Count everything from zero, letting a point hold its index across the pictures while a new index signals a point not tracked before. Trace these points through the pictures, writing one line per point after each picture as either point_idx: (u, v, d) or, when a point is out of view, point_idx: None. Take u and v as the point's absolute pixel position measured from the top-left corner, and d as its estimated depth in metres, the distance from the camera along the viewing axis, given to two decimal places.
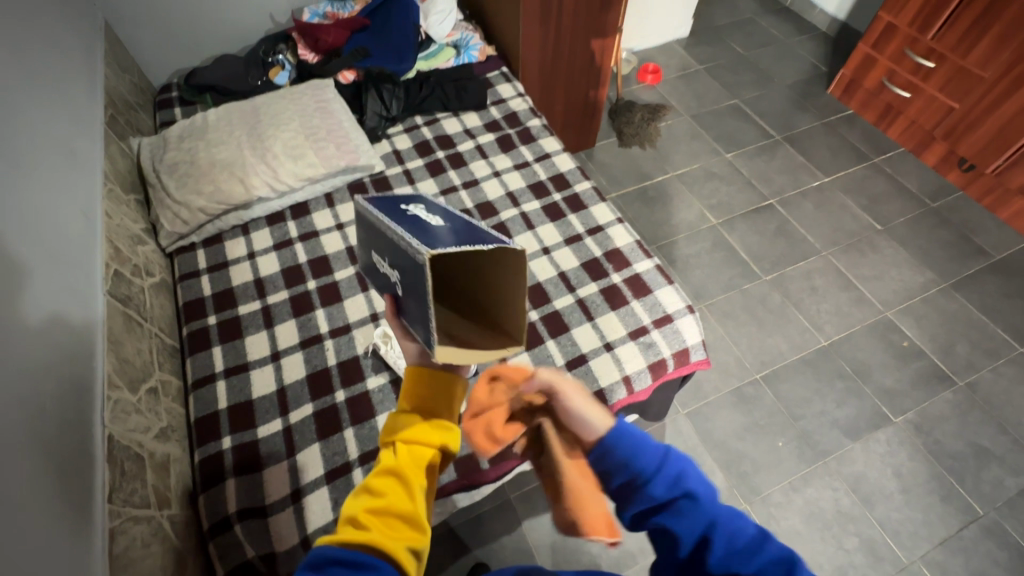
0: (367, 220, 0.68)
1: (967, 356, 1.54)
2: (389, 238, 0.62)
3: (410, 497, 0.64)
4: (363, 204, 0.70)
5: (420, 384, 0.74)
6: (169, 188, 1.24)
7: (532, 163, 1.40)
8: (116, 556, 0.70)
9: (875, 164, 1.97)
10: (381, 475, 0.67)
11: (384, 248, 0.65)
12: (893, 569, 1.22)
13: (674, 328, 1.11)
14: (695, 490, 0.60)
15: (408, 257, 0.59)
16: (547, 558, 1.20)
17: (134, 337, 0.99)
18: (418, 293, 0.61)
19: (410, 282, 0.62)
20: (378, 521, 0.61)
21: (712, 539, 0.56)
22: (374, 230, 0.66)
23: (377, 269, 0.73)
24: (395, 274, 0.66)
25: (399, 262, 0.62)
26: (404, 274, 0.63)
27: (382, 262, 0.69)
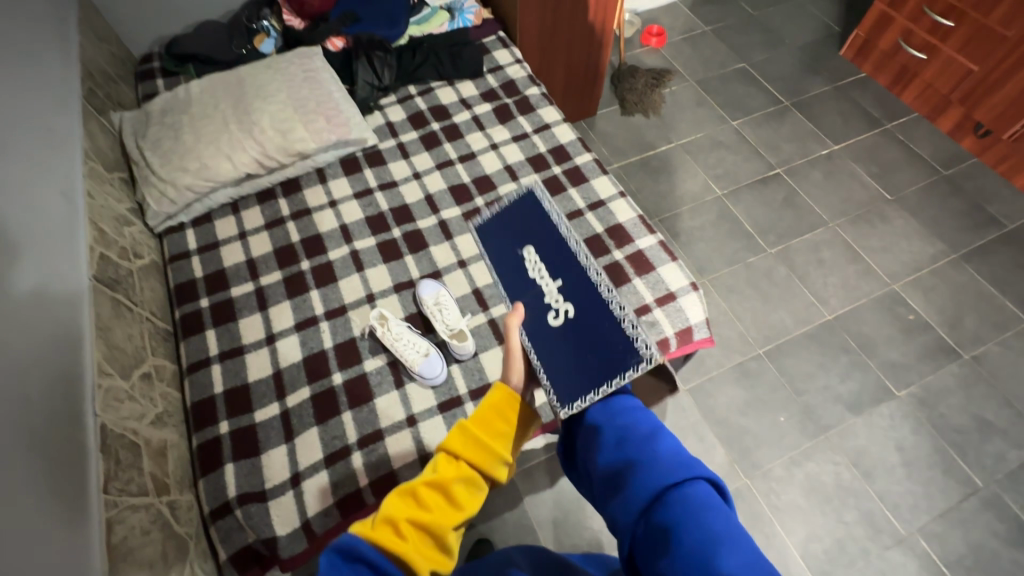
0: (564, 241, 0.73)
1: (974, 329, 1.51)
2: (602, 291, 0.67)
3: (450, 520, 0.62)
4: (563, 227, 0.74)
5: (503, 412, 0.70)
6: (154, 165, 1.19)
7: (531, 135, 1.34)
8: (114, 546, 0.70)
9: (887, 131, 1.90)
10: (432, 483, 0.65)
11: (575, 283, 0.70)
12: (892, 541, 1.23)
13: (677, 306, 1.09)
14: None
15: (621, 336, 0.64)
16: (549, 533, 1.21)
17: (124, 323, 0.96)
18: (595, 353, 0.66)
19: (595, 340, 0.66)
20: (417, 534, 0.61)
21: (597, 402, 0.69)
22: (572, 261, 0.71)
23: (524, 272, 0.77)
24: (564, 308, 0.70)
25: (594, 316, 0.67)
26: (587, 327, 0.67)
27: (547, 279, 0.74)
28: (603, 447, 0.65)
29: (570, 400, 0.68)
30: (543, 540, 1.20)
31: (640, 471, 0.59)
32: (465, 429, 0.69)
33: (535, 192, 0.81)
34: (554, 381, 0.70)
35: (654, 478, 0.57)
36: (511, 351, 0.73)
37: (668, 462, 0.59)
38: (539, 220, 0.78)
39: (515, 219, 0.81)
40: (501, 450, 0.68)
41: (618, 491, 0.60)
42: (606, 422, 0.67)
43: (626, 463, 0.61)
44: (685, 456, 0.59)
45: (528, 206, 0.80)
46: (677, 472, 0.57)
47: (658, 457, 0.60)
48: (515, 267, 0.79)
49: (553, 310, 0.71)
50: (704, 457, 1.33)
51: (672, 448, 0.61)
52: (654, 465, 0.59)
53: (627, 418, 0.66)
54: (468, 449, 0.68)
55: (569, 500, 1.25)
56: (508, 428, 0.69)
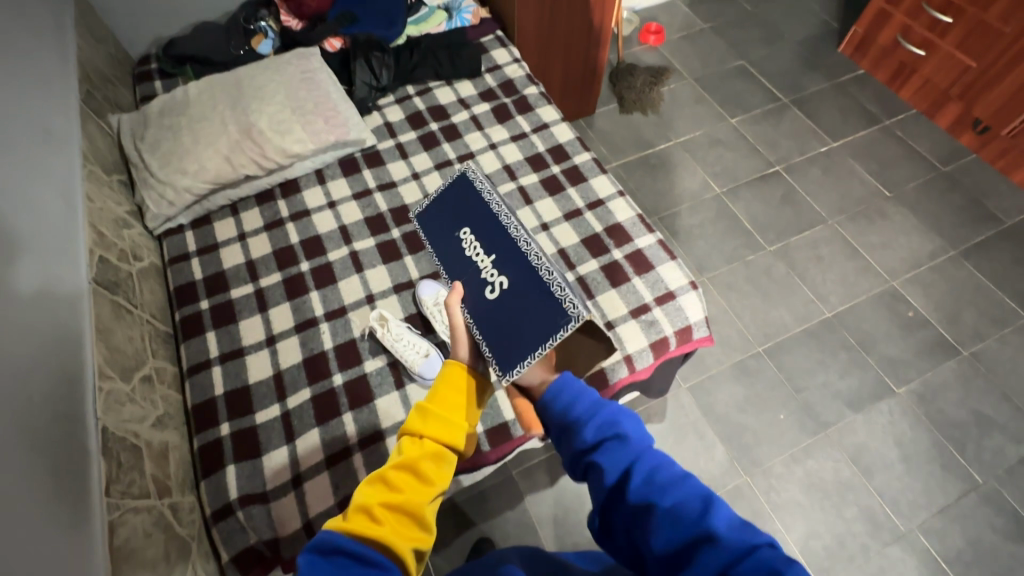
0: (496, 219, 0.77)
1: (974, 325, 1.52)
2: (532, 258, 0.72)
3: (423, 496, 0.63)
4: (496, 205, 0.79)
5: (456, 383, 0.70)
6: (153, 167, 1.19)
7: (530, 135, 1.34)
8: (116, 548, 0.70)
9: (886, 127, 1.90)
10: (400, 465, 0.65)
11: (507, 256, 0.74)
12: (891, 538, 1.24)
13: (677, 305, 1.09)
14: (627, 431, 0.65)
15: (552, 297, 0.68)
16: (549, 531, 1.22)
17: (125, 326, 0.97)
18: (529, 316, 0.69)
19: (527, 305, 0.70)
20: (392, 517, 0.60)
21: (634, 472, 0.60)
22: (505, 235, 0.75)
23: (461, 253, 0.79)
24: (499, 280, 0.73)
25: (527, 282, 0.71)
26: (520, 295, 0.71)
27: (483, 255, 0.77)
28: (654, 526, 0.56)
29: (510, 364, 0.69)
30: (543, 538, 1.21)
31: (711, 555, 0.52)
32: (424, 409, 0.69)
33: (469, 175, 0.84)
34: (495, 352, 0.71)
35: (726, 558, 0.51)
36: (455, 330, 0.74)
37: (736, 536, 0.53)
38: (474, 202, 0.81)
39: (452, 203, 0.84)
40: (460, 419, 0.68)
41: None
42: (654, 500, 0.58)
43: (691, 547, 0.53)
44: (754, 530, 0.53)
45: (463, 188, 0.83)
46: (751, 546, 0.51)
47: (722, 532, 0.53)
48: (452, 249, 0.81)
49: (489, 284, 0.74)
50: (704, 454, 1.33)
51: (729, 515, 0.55)
52: (725, 544, 0.52)
53: (675, 488, 0.58)
54: (429, 426, 0.68)
55: (568, 498, 1.25)
56: (464, 397, 0.70)
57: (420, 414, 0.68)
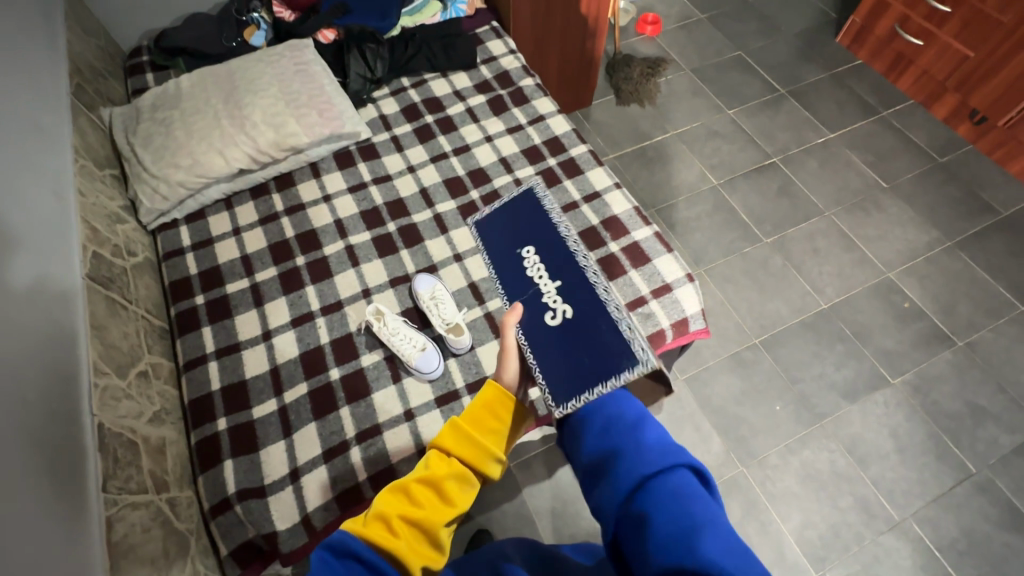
0: (565, 244, 0.74)
1: (969, 316, 1.52)
2: (601, 293, 0.68)
3: (442, 517, 0.63)
4: (563, 229, 0.75)
5: (493, 408, 0.69)
6: (146, 161, 1.18)
7: (526, 127, 1.34)
8: (115, 544, 0.70)
9: (883, 118, 1.89)
10: (424, 480, 0.65)
11: (573, 283, 0.70)
12: (886, 527, 1.25)
13: (673, 298, 1.09)
14: None
15: (621, 339, 0.64)
16: (547, 523, 1.22)
17: (120, 321, 0.96)
18: (591, 352, 0.66)
19: (590, 340, 0.67)
20: (408, 531, 0.61)
21: None
22: (573, 262, 0.72)
23: (523, 271, 0.76)
24: (562, 308, 0.70)
25: (594, 315, 0.67)
26: (586, 327, 0.67)
27: (546, 278, 0.73)
28: (588, 436, 0.65)
29: (564, 398, 0.66)
30: (541, 530, 1.22)
31: (627, 461, 0.60)
32: (457, 426, 0.69)
33: (537, 194, 0.82)
34: (548, 380, 0.68)
35: (641, 468, 0.58)
36: (506, 350, 0.72)
37: (656, 454, 0.60)
38: (539, 220, 0.79)
39: (515, 218, 0.82)
40: (492, 445, 0.68)
41: (604, 481, 0.60)
42: (592, 408, 0.66)
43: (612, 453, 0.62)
44: (673, 447, 0.60)
45: (530, 206, 0.81)
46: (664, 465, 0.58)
47: (645, 450, 0.60)
48: (513, 265, 0.78)
49: (550, 309, 0.71)
50: (700, 446, 1.34)
51: (657, 438, 0.62)
52: (642, 456, 0.60)
53: (612, 405, 0.66)
54: (459, 446, 0.68)
55: (566, 490, 1.25)
56: (499, 424, 0.69)
57: (453, 432, 0.68)
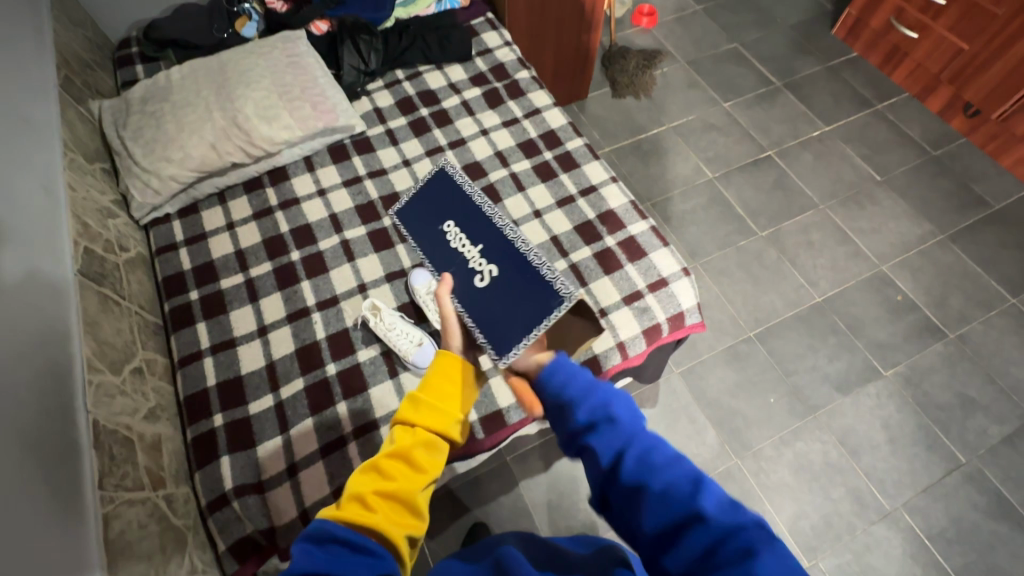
0: (480, 209, 0.77)
1: (960, 308, 1.54)
2: (519, 245, 0.72)
3: (416, 484, 0.65)
4: (478, 195, 0.79)
5: (449, 375, 0.72)
6: (137, 155, 1.17)
7: (521, 120, 1.33)
8: (112, 541, 0.70)
9: (878, 111, 1.90)
10: (393, 454, 0.66)
11: (493, 243, 0.74)
12: (876, 516, 1.27)
13: (669, 292, 1.09)
14: (618, 414, 0.63)
15: (547, 285, 0.69)
16: (544, 515, 1.23)
17: (113, 317, 0.96)
18: (522, 302, 0.70)
19: (520, 292, 0.70)
20: (385, 503, 0.62)
21: (627, 454, 0.59)
22: (490, 224, 0.75)
23: (445, 244, 0.78)
24: (488, 268, 0.73)
25: (518, 267, 0.71)
26: (511, 280, 0.71)
27: (468, 246, 0.76)
28: (647, 508, 0.56)
29: (507, 349, 0.70)
30: (538, 522, 1.23)
31: (700, 534, 0.51)
32: (417, 399, 0.70)
33: (449, 172, 0.83)
34: (489, 339, 0.72)
35: (718, 538, 0.50)
36: (447, 319, 0.74)
37: (726, 516, 0.52)
38: (453, 193, 0.81)
39: (431, 196, 0.83)
40: (453, 408, 0.70)
41: (674, 558, 0.52)
42: (646, 483, 0.57)
43: (679, 528, 0.53)
44: (743, 508, 0.52)
45: (443, 181, 0.83)
46: (738, 525, 0.51)
47: (715, 515, 0.52)
48: (435, 241, 0.79)
49: (477, 273, 0.74)
50: (695, 438, 1.35)
51: (717, 493, 0.54)
52: (712, 526, 0.51)
53: (666, 469, 0.57)
54: (422, 415, 0.70)
55: (563, 483, 1.26)
56: (456, 388, 0.72)
57: (413, 405, 0.70)
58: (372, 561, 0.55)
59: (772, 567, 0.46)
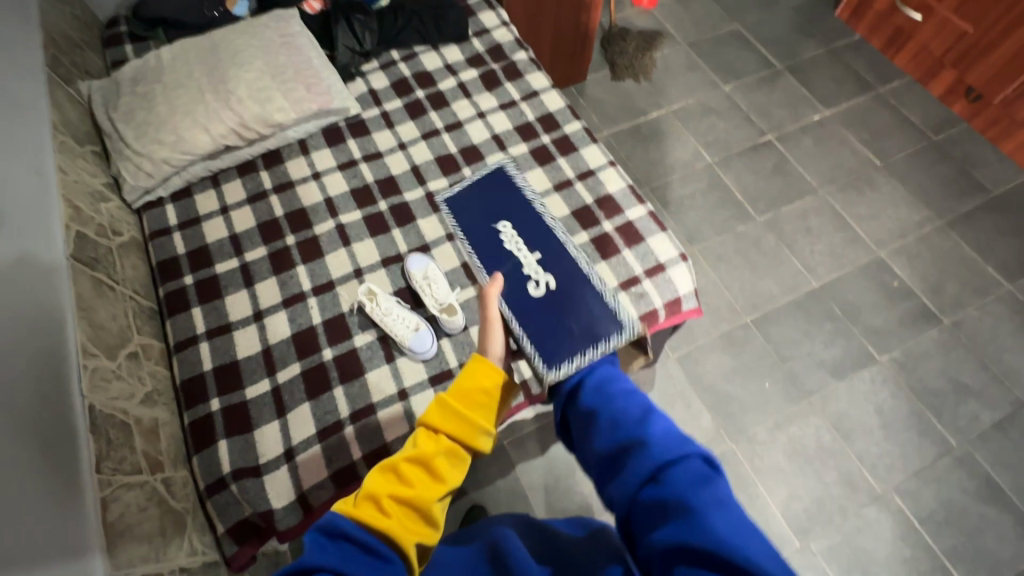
0: (542, 222, 1.03)
1: (956, 294, 1.54)
2: (571, 256, 0.98)
3: (435, 494, 0.64)
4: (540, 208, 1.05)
5: (481, 387, 0.71)
6: (128, 137, 1.15)
7: (519, 103, 1.31)
8: (111, 524, 0.70)
9: (880, 95, 1.88)
10: (414, 458, 0.66)
11: (550, 253, 0.98)
12: (868, 499, 1.29)
13: (666, 278, 1.09)
14: (587, 356, 0.74)
15: (593, 309, 0.91)
16: (540, 498, 1.25)
17: (107, 302, 0.95)
18: (574, 321, 0.89)
19: (568, 301, 0.92)
20: (400, 509, 0.61)
21: (588, 385, 0.70)
22: (549, 233, 1.01)
23: (504, 243, 1.00)
24: (543, 278, 0.94)
25: (569, 275, 0.95)
26: (561, 288, 0.94)
27: (525, 251, 0.98)
28: (598, 430, 0.64)
29: (556, 361, 0.83)
30: (534, 505, 1.24)
31: (637, 453, 0.57)
32: (445, 403, 0.70)
33: (514, 177, 1.08)
34: (537, 349, 0.87)
35: (653, 457, 0.56)
36: (491, 320, 0.82)
37: (664, 443, 0.57)
38: (516, 201, 1.06)
39: (494, 197, 1.07)
40: (481, 419, 0.69)
41: (619, 483, 0.57)
42: (600, 406, 0.66)
43: (622, 449, 0.60)
44: (683, 437, 0.58)
45: (508, 190, 1.06)
46: (676, 455, 0.55)
47: (653, 436, 0.58)
48: (493, 236, 1.01)
49: (533, 282, 0.94)
50: (690, 422, 1.36)
51: (664, 425, 0.60)
52: (650, 449, 0.57)
53: (618, 400, 0.66)
54: (448, 423, 0.69)
55: (559, 466, 1.28)
56: (486, 400, 0.71)
57: (441, 408, 0.70)
58: (381, 565, 0.55)
59: (695, 488, 0.51)
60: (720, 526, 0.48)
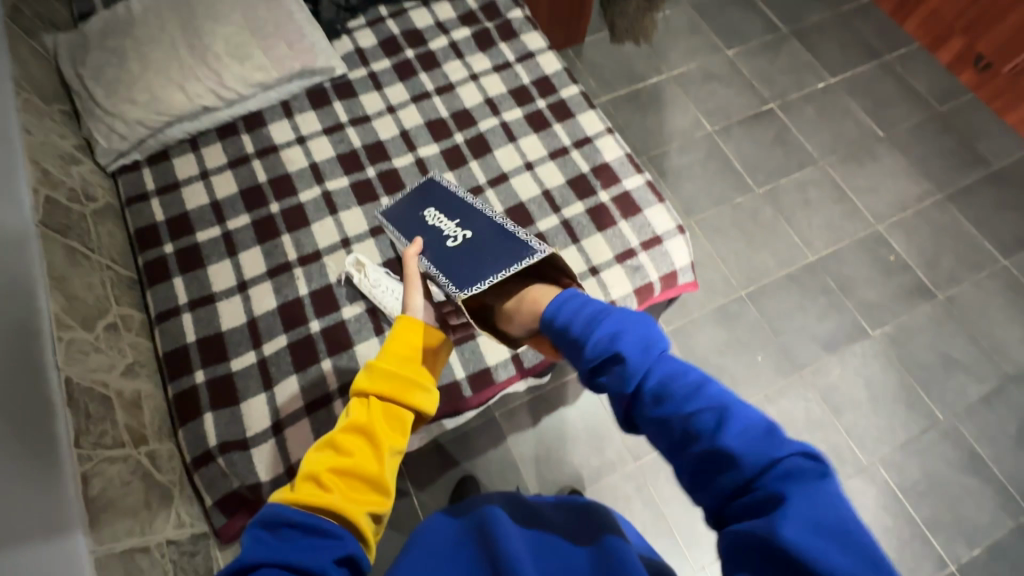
0: (460, 198, 0.95)
1: (951, 270, 1.53)
2: (487, 214, 0.92)
3: (377, 459, 0.63)
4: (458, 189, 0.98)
5: (405, 343, 0.72)
6: (98, 96, 1.08)
7: (514, 65, 1.25)
8: (92, 499, 0.69)
9: (886, 62, 1.82)
10: (350, 429, 0.65)
11: (469, 216, 0.91)
12: (853, 471, 1.31)
13: (663, 250, 1.06)
14: (625, 347, 0.59)
15: (505, 237, 0.86)
16: (531, 468, 1.26)
17: (82, 272, 0.91)
18: (488, 252, 0.85)
19: (487, 243, 0.87)
20: (342, 483, 0.60)
21: (644, 389, 0.55)
22: (468, 206, 0.93)
23: (425, 222, 0.93)
24: (461, 232, 0.89)
25: (487, 227, 0.89)
26: (483, 237, 0.88)
27: (445, 222, 0.91)
28: (671, 442, 0.52)
29: (469, 285, 0.81)
30: (525, 475, 1.25)
31: (728, 475, 0.46)
32: (375, 368, 0.69)
33: (440, 181, 0.99)
34: (453, 280, 0.83)
35: (744, 475, 0.45)
36: (410, 275, 0.82)
37: (755, 450, 0.46)
38: (436, 189, 0.98)
39: (419, 197, 0.98)
40: (415, 376, 0.70)
41: (710, 499, 0.48)
42: (665, 417, 0.53)
43: (707, 466, 0.48)
44: (777, 438, 0.46)
45: (433, 188, 0.99)
46: (775, 466, 0.45)
47: (740, 445, 0.47)
48: (415, 221, 0.95)
49: (450, 236, 0.89)
50: None
51: (739, 423, 0.48)
52: (741, 467, 0.46)
53: (685, 399, 0.52)
54: (378, 385, 0.68)
55: (550, 438, 1.28)
56: (412, 355, 0.72)
57: (372, 374, 0.69)
58: (329, 543, 0.53)
59: (813, 518, 0.41)
60: (845, 570, 0.39)
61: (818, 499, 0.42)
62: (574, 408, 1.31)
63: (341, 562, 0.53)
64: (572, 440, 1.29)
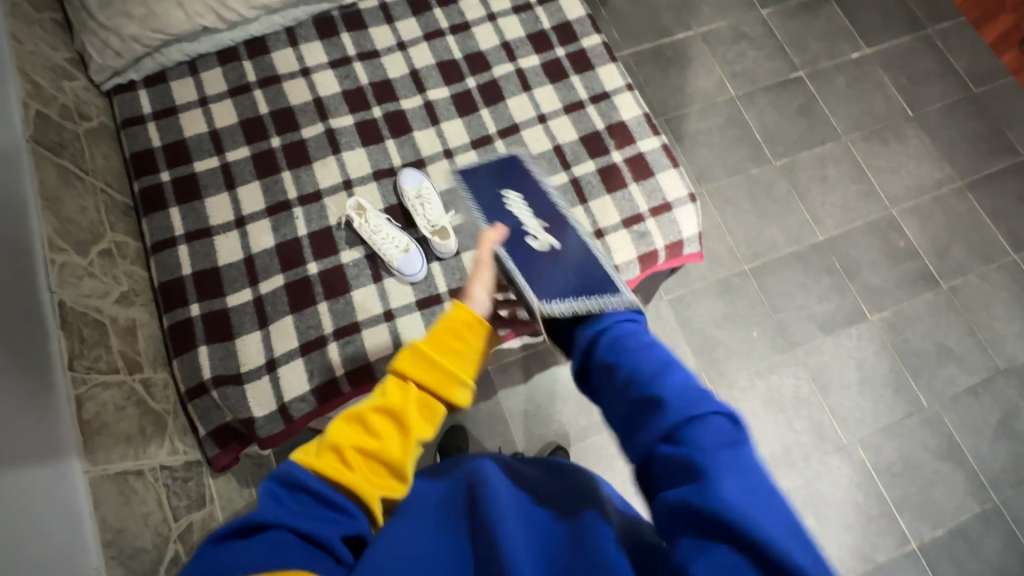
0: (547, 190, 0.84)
1: (960, 260, 1.51)
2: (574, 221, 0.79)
3: (402, 447, 0.59)
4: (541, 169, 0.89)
5: (456, 334, 0.65)
6: (91, 6, 1.01)
7: (535, 7, 1.17)
8: (87, 422, 0.69)
9: (927, 36, 1.71)
10: (382, 409, 0.61)
11: (557, 223, 0.78)
12: (832, 449, 1.34)
13: (671, 218, 1.03)
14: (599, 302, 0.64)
15: (593, 261, 0.72)
16: (519, 423, 1.28)
17: (76, 193, 0.89)
18: (573, 274, 0.70)
19: (569, 259, 0.74)
20: (365, 462, 0.58)
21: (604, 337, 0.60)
22: (555, 208, 0.81)
23: (505, 206, 0.83)
24: (544, 240, 0.76)
25: (576, 243, 0.76)
26: (569, 250, 0.75)
27: (529, 217, 0.81)
28: (616, 381, 0.55)
29: (550, 297, 0.68)
30: (512, 428, 1.28)
31: (655, 416, 0.49)
32: (418, 349, 0.63)
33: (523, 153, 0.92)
34: (536, 292, 0.70)
35: (672, 417, 0.48)
36: (481, 262, 0.75)
37: (685, 400, 0.49)
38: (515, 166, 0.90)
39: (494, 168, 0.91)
40: (457, 369, 0.63)
41: (637, 438, 0.50)
42: (619, 363, 0.56)
43: (641, 408, 0.51)
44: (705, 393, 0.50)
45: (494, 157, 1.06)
46: (698, 414, 0.47)
47: (671, 393, 0.50)
48: (495, 202, 0.85)
49: (535, 238, 0.77)
50: None
51: (682, 378, 0.52)
52: (669, 409, 0.49)
53: (636, 352, 0.56)
54: (418, 370, 0.63)
55: (541, 396, 1.30)
56: (461, 350, 0.65)
57: (415, 356, 0.63)
58: (338, 519, 0.54)
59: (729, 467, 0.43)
60: (747, 508, 0.41)
61: (730, 448, 0.45)
62: (566, 368, 1.32)
63: (348, 538, 0.54)
64: (562, 398, 1.31)
